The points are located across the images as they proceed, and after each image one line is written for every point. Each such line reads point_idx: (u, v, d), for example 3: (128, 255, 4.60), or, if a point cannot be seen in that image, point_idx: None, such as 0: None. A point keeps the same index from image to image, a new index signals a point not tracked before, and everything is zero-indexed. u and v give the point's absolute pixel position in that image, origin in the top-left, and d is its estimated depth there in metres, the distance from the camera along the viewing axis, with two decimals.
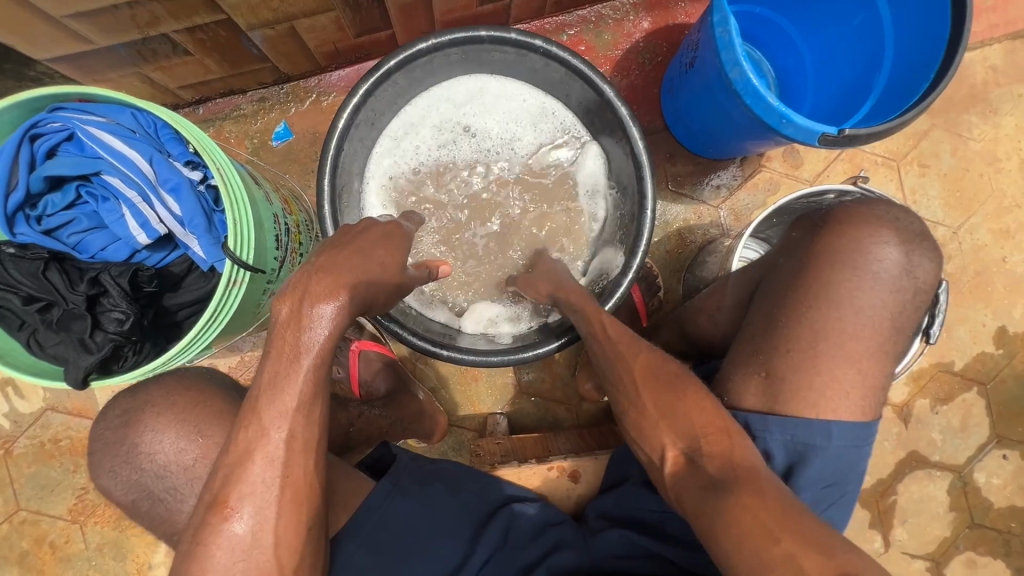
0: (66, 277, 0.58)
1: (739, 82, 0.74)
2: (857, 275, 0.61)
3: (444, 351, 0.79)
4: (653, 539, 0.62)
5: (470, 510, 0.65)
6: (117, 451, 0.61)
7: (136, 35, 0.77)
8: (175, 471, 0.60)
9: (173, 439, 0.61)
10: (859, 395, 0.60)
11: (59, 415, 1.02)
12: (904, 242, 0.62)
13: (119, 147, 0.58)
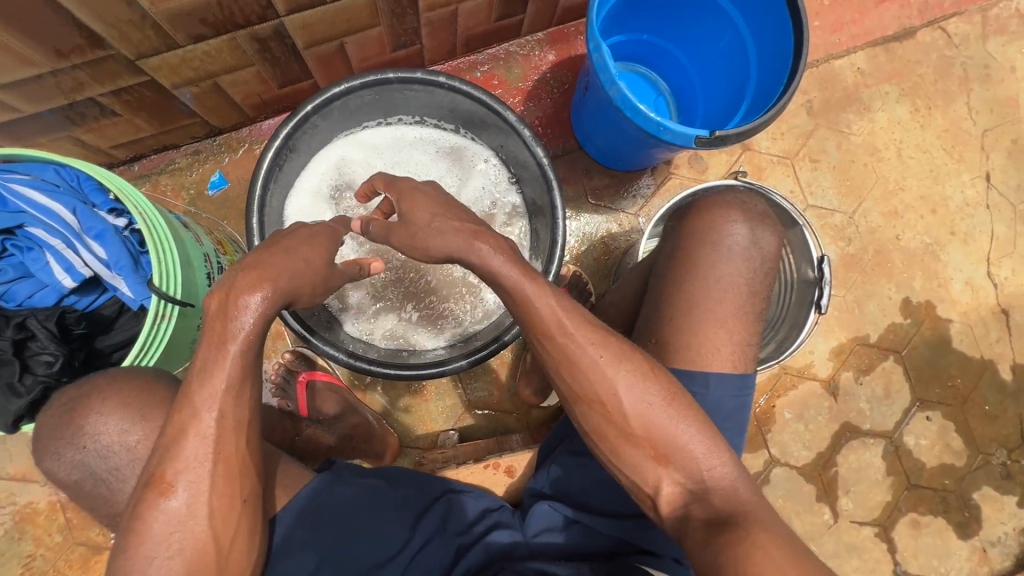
0: None
1: (619, 98, 0.84)
2: (715, 249, 0.69)
3: (380, 367, 0.83)
4: (579, 510, 0.65)
5: (412, 501, 0.67)
6: (59, 436, 0.58)
7: (62, 101, 0.82)
8: (118, 453, 0.57)
9: (118, 420, 0.57)
10: (732, 352, 0.67)
11: (3, 481, 1.01)
12: (750, 221, 0.71)
13: (41, 200, 0.62)
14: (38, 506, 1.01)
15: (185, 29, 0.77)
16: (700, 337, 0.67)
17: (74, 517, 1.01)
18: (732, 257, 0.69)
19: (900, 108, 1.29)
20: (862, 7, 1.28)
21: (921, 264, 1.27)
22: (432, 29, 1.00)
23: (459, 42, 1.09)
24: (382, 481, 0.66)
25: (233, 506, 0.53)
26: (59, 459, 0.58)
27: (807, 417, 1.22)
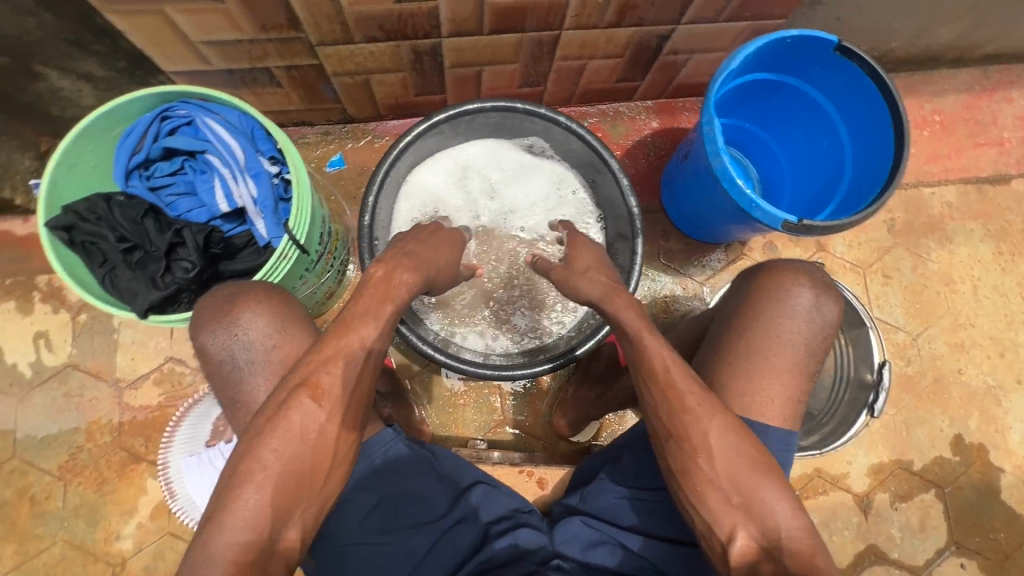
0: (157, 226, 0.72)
1: (720, 170, 0.90)
2: (780, 308, 0.72)
3: (445, 356, 0.90)
4: (612, 525, 0.70)
5: (452, 481, 0.72)
6: (217, 319, 0.66)
7: (245, 65, 0.96)
8: (260, 349, 0.65)
9: (267, 323, 0.66)
10: (780, 406, 0.69)
11: (79, 373, 1.11)
12: (815, 288, 0.74)
13: (224, 136, 0.73)
14: (101, 405, 1.10)
15: (365, 30, 0.90)
16: (749, 391, 0.69)
17: (128, 423, 1.10)
18: (793, 317, 0.72)
19: (983, 247, 1.31)
20: (960, 145, 1.33)
21: (980, 404, 1.24)
22: (559, 76, 1.12)
23: (577, 93, 1.20)
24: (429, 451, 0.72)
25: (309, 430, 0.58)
26: (212, 338, 0.66)
27: (833, 526, 1.18)
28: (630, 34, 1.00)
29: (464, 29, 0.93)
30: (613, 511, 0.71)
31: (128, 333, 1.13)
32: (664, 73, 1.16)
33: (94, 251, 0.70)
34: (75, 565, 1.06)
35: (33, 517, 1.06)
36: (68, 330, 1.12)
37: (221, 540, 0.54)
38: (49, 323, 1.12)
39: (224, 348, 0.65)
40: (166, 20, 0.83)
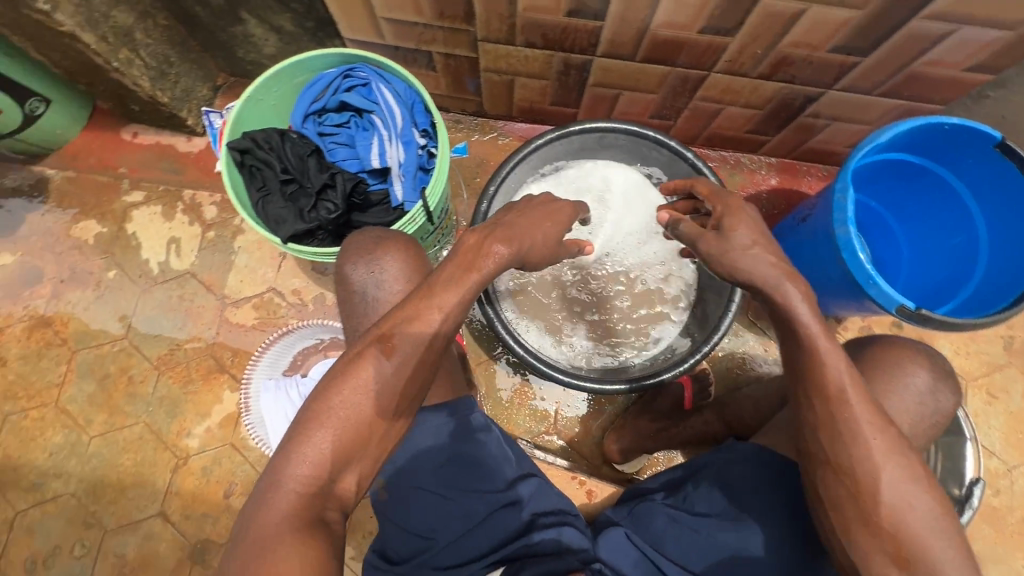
0: (316, 166, 0.81)
1: (843, 239, 0.88)
2: (891, 381, 0.75)
3: (523, 351, 0.94)
4: (650, 548, 0.72)
5: (509, 466, 0.76)
6: (363, 255, 0.73)
7: (411, 45, 1.04)
8: (387, 289, 0.72)
9: (398, 268, 0.73)
10: None
11: (195, 281, 1.23)
12: (934, 373, 0.77)
13: (391, 103, 0.81)
14: (205, 314, 1.22)
15: (527, 35, 0.96)
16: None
17: (223, 336, 1.20)
18: (904, 393, 0.75)
19: None
20: None
21: None
22: (692, 115, 1.14)
23: (704, 135, 1.21)
24: (494, 431, 0.77)
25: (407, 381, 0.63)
26: (353, 268, 0.74)
27: None
28: (777, 89, 1.00)
29: (618, 52, 0.97)
30: (657, 539, 0.73)
31: (244, 257, 1.24)
32: (797, 134, 1.15)
33: (258, 176, 0.80)
34: (147, 447, 1.17)
35: (126, 395, 1.19)
36: (196, 241, 1.25)
37: (290, 470, 0.60)
38: (183, 231, 1.25)
39: (360, 280, 0.72)
40: None
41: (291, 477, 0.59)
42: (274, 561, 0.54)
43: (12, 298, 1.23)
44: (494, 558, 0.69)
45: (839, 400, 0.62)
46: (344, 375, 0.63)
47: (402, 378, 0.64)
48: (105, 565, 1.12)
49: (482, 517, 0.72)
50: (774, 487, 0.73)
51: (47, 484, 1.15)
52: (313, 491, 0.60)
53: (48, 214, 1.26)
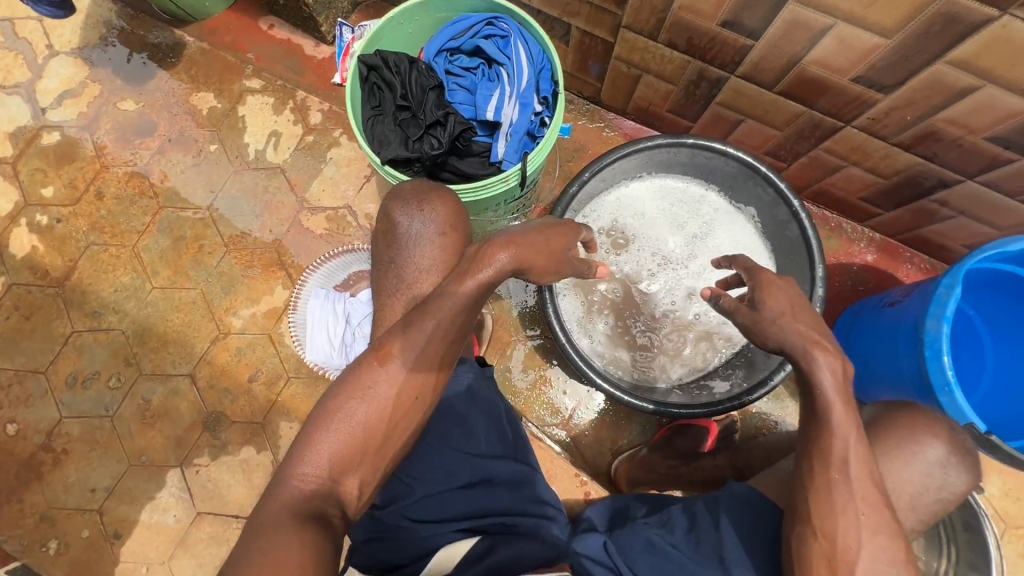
0: (433, 103, 0.82)
1: (931, 334, 0.81)
2: (932, 485, 0.70)
3: (564, 340, 0.94)
4: (624, 560, 0.72)
5: (502, 444, 0.82)
6: (413, 198, 0.75)
7: (554, 12, 1.03)
8: (427, 233, 0.74)
9: (439, 219, 0.74)
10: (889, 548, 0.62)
11: (282, 176, 1.29)
12: (956, 453, 0.71)
13: (522, 62, 0.81)
14: (283, 210, 1.27)
15: (672, 35, 0.93)
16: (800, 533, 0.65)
17: (291, 235, 1.26)
18: (932, 475, 0.70)
19: None
20: None
21: None
22: (808, 163, 1.08)
23: (813, 188, 1.15)
24: (504, 411, 0.86)
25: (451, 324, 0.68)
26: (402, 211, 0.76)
27: None
28: (913, 165, 0.94)
29: (758, 78, 0.93)
30: (633, 555, 0.72)
31: (332, 168, 1.29)
32: (913, 215, 1.07)
33: (378, 95, 0.82)
34: (197, 313, 1.24)
35: (193, 260, 1.26)
36: (294, 140, 1.30)
37: (295, 470, 0.65)
38: (286, 127, 1.31)
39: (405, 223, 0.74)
40: None
41: (298, 477, 0.64)
42: (269, 543, 0.55)
43: (124, 142, 1.32)
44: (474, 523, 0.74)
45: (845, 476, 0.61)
46: (347, 390, 0.69)
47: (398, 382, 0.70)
48: (131, 404, 1.22)
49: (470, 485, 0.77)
50: (756, 538, 0.69)
51: (105, 315, 1.25)
52: (314, 489, 0.64)
53: (175, 77, 1.35)
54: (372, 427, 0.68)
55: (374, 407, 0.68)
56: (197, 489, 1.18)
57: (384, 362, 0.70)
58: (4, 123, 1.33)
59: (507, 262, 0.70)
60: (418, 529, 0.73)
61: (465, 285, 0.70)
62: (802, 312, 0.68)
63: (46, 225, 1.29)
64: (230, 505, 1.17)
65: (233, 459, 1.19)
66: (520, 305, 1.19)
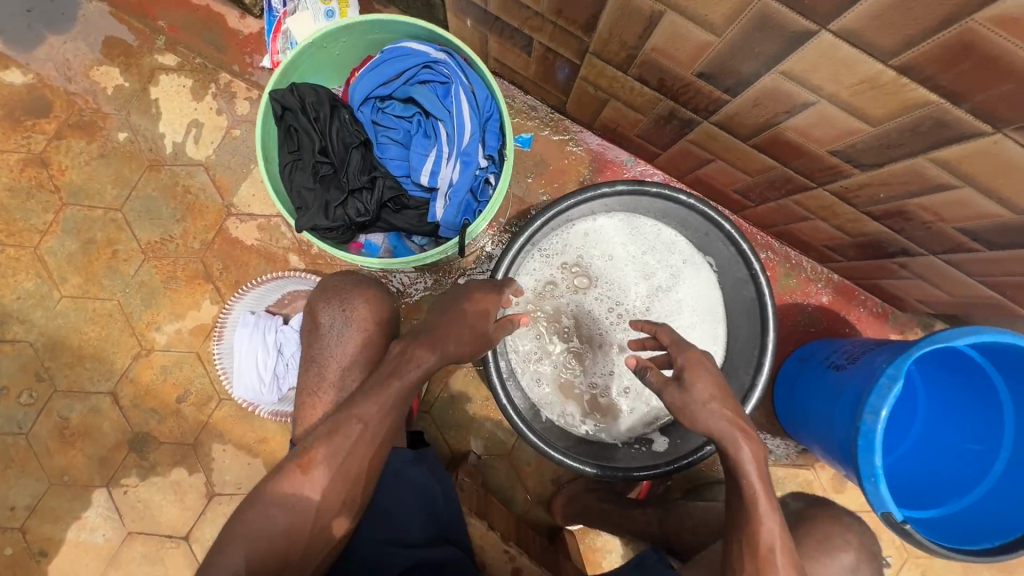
0: (360, 160, 0.72)
1: (866, 423, 0.81)
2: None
3: (503, 398, 0.90)
4: None
5: (434, 526, 0.76)
6: (336, 296, 0.77)
7: (514, 23, 0.89)
8: (346, 330, 0.76)
9: (358, 316, 0.76)
10: None
11: (205, 175, 1.14)
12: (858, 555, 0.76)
13: (464, 115, 0.70)
14: (208, 215, 1.14)
15: (642, 72, 0.82)
16: None
17: (218, 244, 1.14)
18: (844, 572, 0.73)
19: None
20: None
21: None
22: (776, 208, 1.02)
23: (777, 228, 1.10)
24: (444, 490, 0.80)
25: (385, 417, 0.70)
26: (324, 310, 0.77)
27: None
28: (877, 231, 0.90)
29: (731, 127, 0.84)
30: None
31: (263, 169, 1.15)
32: (871, 269, 1.04)
33: (296, 146, 0.71)
34: (115, 326, 1.14)
35: (106, 267, 1.14)
36: (218, 133, 1.14)
37: None
38: (208, 117, 1.14)
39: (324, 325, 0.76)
40: None
41: None
42: None
43: (12, 122, 1.13)
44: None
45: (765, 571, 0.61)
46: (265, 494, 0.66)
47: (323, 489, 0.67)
48: (47, 422, 1.14)
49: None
50: None
51: (9, 325, 1.14)
52: None
53: (69, 44, 1.13)
54: (294, 534, 0.65)
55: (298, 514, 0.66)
56: (127, 508, 1.15)
57: (306, 469, 0.67)
58: None
59: (433, 364, 0.70)
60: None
61: (391, 388, 0.69)
62: (716, 404, 0.68)
63: None
64: (163, 526, 1.15)
65: (164, 480, 1.15)
66: None
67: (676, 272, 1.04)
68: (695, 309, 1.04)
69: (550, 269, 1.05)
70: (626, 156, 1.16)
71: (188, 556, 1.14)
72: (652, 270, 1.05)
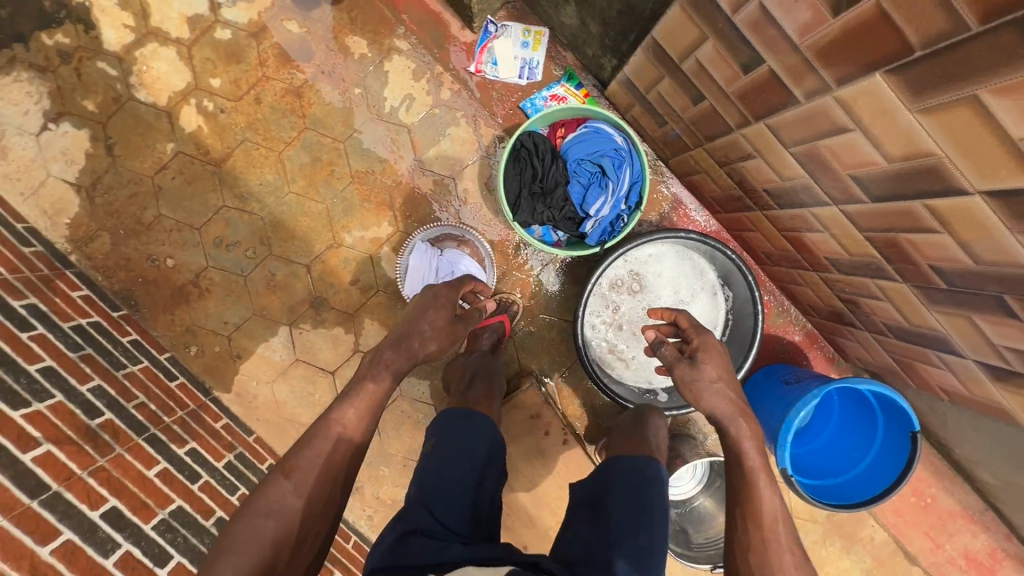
0: (559, 187, 1.30)
1: (791, 416, 1.35)
2: None
3: (579, 340, 1.40)
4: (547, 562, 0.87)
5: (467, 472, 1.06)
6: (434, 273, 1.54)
7: (660, 110, 1.33)
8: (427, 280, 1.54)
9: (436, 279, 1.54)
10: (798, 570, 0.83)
11: (406, 135, 1.60)
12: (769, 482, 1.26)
13: (623, 180, 1.29)
14: (402, 163, 1.61)
15: (731, 171, 1.28)
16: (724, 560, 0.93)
17: (403, 186, 1.62)
18: None
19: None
20: (917, 522, 1.73)
21: None
22: (784, 274, 1.51)
23: (781, 284, 1.59)
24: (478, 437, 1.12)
25: (353, 423, 0.99)
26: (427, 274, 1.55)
27: None
28: (842, 308, 1.38)
29: (773, 219, 1.30)
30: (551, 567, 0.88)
31: (446, 141, 1.61)
32: (832, 328, 1.54)
33: (528, 171, 1.29)
34: (320, 221, 1.64)
35: (324, 179, 1.62)
36: (424, 109, 1.59)
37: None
38: (419, 94, 1.59)
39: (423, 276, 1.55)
40: (657, 73, 1.21)
41: None
42: None
43: (285, 60, 1.58)
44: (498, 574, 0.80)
45: (769, 532, 0.86)
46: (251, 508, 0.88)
47: (300, 494, 0.90)
48: (260, 272, 1.66)
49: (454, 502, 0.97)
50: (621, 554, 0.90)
51: (249, 201, 1.63)
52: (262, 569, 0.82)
53: (337, 14, 1.57)
54: (281, 537, 0.86)
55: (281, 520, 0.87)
56: (299, 344, 1.69)
57: (288, 474, 0.91)
58: (185, 6, 1.56)
59: (404, 360, 1.07)
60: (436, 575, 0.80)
61: (366, 389, 1.01)
62: None
63: (212, 111, 1.60)
64: (319, 361, 1.69)
65: (327, 332, 1.68)
66: (548, 292, 1.64)
67: (705, 296, 1.55)
68: (710, 322, 1.54)
69: (621, 272, 1.54)
70: (696, 206, 1.62)
71: (332, 386, 1.70)
72: (689, 292, 1.54)
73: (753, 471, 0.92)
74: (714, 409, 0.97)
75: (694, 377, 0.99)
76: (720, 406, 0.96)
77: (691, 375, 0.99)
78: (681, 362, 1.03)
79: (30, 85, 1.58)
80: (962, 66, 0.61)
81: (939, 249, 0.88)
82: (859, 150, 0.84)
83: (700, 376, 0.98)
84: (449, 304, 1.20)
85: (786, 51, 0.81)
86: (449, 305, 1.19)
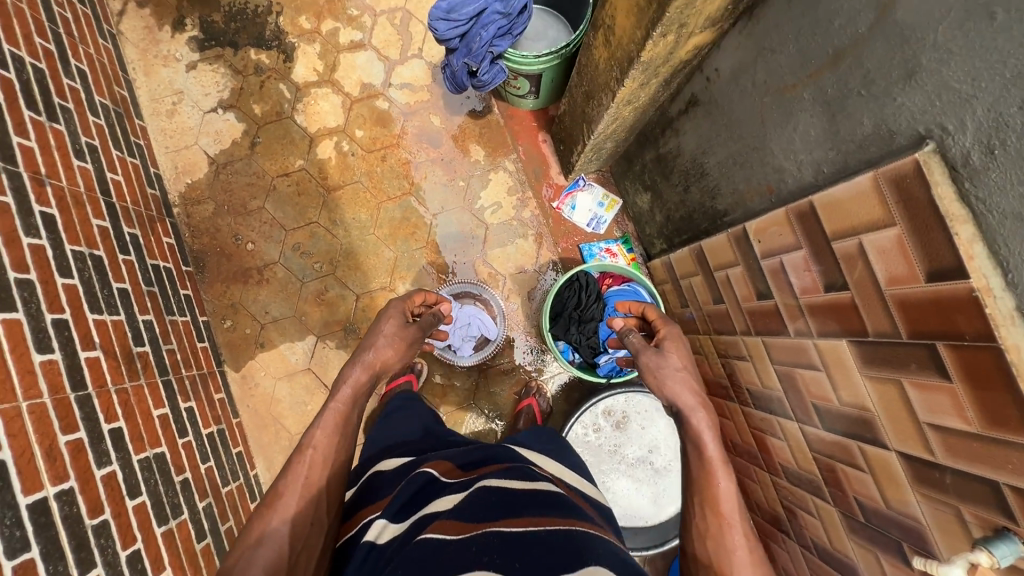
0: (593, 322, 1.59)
1: None
2: None
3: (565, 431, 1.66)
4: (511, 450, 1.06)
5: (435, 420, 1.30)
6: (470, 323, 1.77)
7: (686, 295, 1.66)
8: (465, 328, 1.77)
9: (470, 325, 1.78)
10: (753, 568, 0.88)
11: (483, 230, 1.93)
12: None
13: None
14: (470, 249, 1.92)
15: (725, 364, 1.55)
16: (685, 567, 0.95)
17: (463, 266, 1.91)
18: None
19: None
20: None
21: None
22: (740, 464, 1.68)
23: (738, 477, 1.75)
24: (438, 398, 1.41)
25: (327, 452, 1.00)
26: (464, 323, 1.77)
27: None
28: (780, 514, 1.53)
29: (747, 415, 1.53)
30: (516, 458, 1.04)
31: (513, 249, 1.92)
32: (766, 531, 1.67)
33: (574, 300, 1.60)
34: (385, 265, 1.91)
35: (405, 236, 1.92)
36: (505, 217, 1.94)
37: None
38: (506, 205, 1.95)
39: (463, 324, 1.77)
40: (692, 271, 1.54)
41: None
42: None
43: (418, 139, 1.97)
44: (479, 466, 0.98)
45: (725, 521, 0.94)
46: (245, 542, 0.87)
47: (289, 519, 0.89)
48: (317, 285, 1.90)
49: (419, 420, 1.27)
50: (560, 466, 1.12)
51: (338, 227, 1.93)
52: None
53: (472, 125, 1.98)
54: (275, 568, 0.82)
55: (275, 550, 0.85)
56: (317, 355, 1.86)
57: (273, 504, 0.92)
58: (364, 75, 2.00)
59: (361, 371, 1.14)
60: (426, 472, 0.94)
61: (335, 410, 1.07)
62: None
63: (346, 152, 1.96)
64: (327, 379, 1.85)
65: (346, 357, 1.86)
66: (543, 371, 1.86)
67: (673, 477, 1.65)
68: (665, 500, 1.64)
69: (625, 407, 1.69)
70: None
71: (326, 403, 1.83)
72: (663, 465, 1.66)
73: (712, 462, 1.01)
74: (677, 398, 1.10)
75: (659, 365, 1.15)
76: (683, 396, 1.10)
77: (657, 363, 1.16)
78: (649, 351, 1.19)
79: (221, 78, 1.99)
80: (894, 356, 0.89)
81: (864, 487, 1.10)
82: (822, 386, 1.11)
83: (667, 364, 1.15)
84: (401, 312, 1.28)
85: (789, 294, 1.11)
86: (400, 312, 1.27)
